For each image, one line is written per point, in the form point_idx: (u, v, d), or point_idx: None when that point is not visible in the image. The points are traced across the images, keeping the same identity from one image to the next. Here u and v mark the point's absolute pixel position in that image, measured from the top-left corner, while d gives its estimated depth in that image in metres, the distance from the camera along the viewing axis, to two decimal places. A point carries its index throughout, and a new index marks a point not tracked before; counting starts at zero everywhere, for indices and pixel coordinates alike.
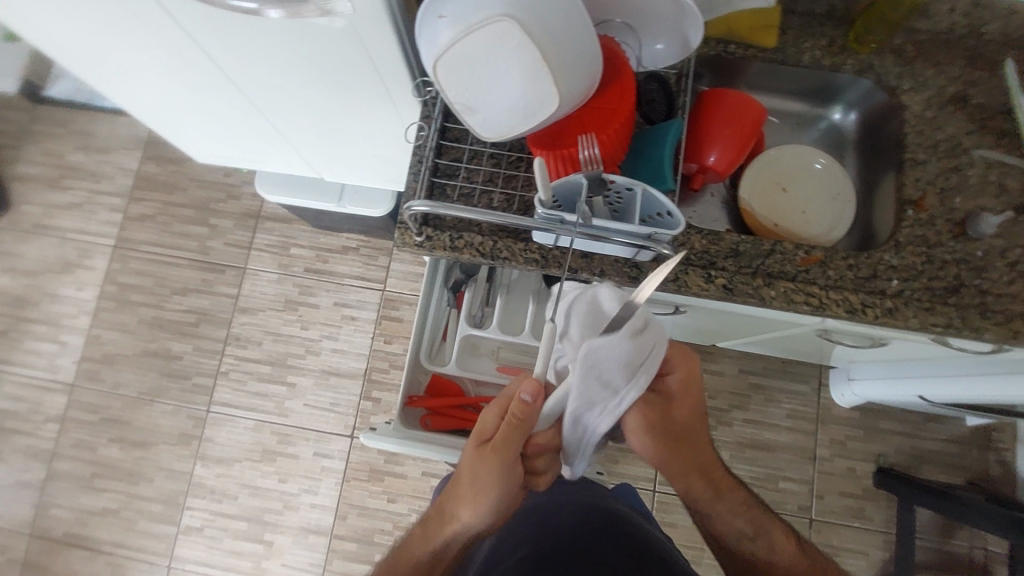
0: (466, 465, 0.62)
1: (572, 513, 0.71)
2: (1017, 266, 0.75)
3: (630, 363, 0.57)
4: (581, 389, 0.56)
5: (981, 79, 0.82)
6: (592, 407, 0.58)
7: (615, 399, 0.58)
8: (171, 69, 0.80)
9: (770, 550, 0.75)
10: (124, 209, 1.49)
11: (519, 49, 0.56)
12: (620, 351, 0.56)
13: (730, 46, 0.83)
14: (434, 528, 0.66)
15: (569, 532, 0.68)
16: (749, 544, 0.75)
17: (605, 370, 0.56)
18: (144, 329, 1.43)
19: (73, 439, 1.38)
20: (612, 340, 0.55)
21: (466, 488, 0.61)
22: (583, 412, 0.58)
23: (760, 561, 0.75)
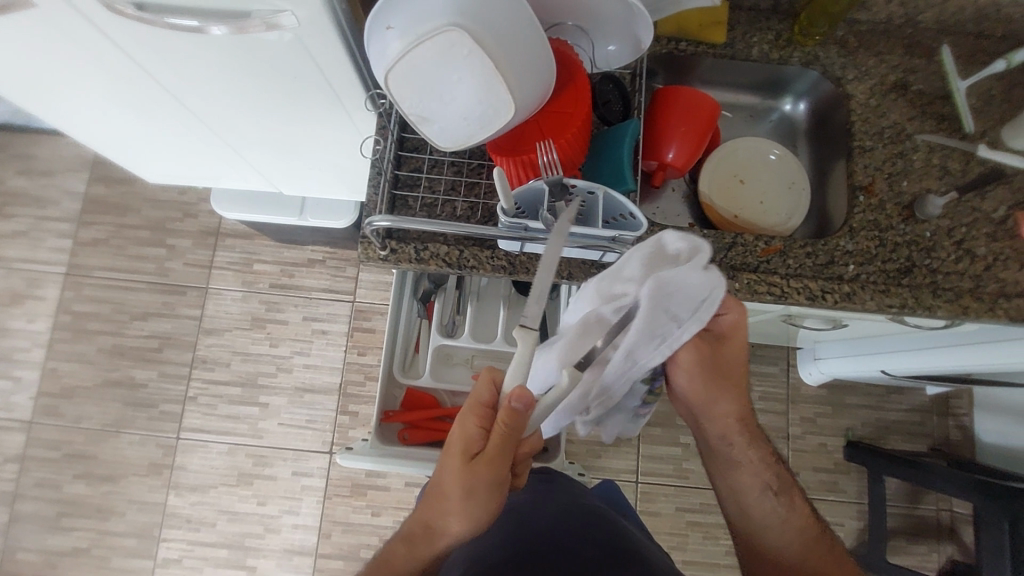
0: (455, 481, 0.58)
1: (552, 512, 0.72)
2: (962, 245, 0.78)
3: (697, 299, 0.56)
4: (646, 321, 0.55)
5: (920, 67, 0.86)
6: (652, 341, 0.57)
7: (674, 334, 0.57)
8: (112, 91, 0.77)
9: (788, 506, 0.74)
10: (73, 234, 1.43)
11: (471, 58, 0.56)
12: (691, 284, 0.55)
13: (682, 43, 0.84)
14: (422, 540, 0.63)
15: (548, 530, 0.68)
16: (771, 501, 0.73)
17: (672, 302, 0.55)
18: (104, 358, 1.37)
19: (35, 478, 1.32)
20: (686, 272, 0.54)
21: (460, 501, 0.58)
22: (641, 346, 0.56)
23: (777, 518, 0.74)
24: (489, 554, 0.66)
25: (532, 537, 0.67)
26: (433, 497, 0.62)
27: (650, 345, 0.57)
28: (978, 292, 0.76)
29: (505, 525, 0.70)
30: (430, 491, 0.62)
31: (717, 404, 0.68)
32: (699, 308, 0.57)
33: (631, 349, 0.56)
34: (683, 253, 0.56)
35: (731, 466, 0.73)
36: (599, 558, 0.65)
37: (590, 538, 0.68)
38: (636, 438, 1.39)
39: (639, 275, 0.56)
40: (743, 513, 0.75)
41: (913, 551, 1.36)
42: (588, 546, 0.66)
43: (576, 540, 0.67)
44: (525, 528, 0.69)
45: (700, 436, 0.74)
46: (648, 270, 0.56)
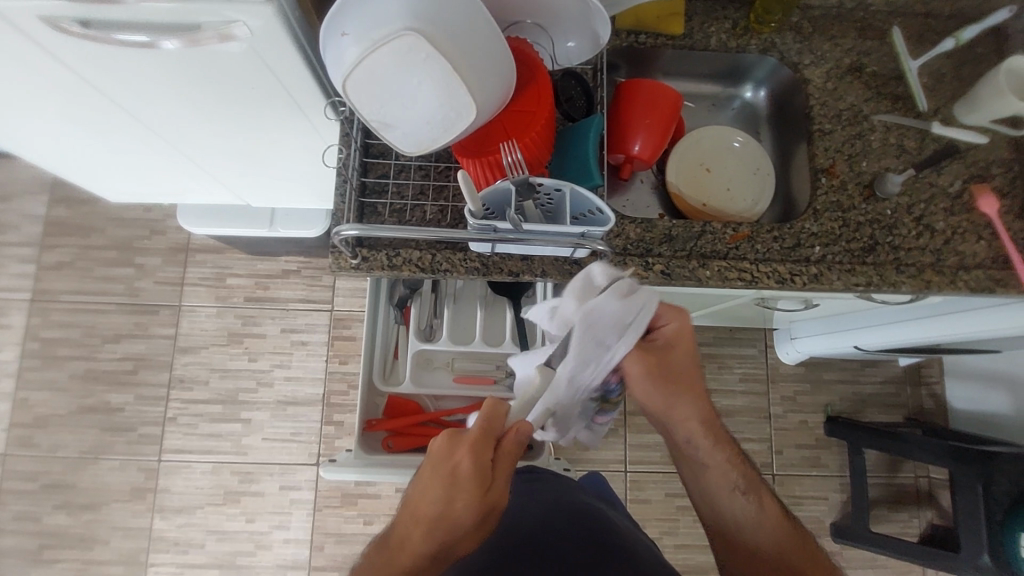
0: (469, 520, 0.56)
1: (537, 511, 0.71)
2: (922, 221, 0.81)
3: (618, 324, 0.60)
4: (577, 349, 0.60)
5: (873, 48, 0.88)
6: (586, 361, 0.61)
7: (607, 355, 0.62)
8: (66, 111, 0.75)
9: (758, 509, 0.73)
10: (36, 259, 1.38)
11: (429, 62, 0.55)
12: (604, 313, 0.59)
13: (641, 36, 0.84)
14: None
15: (531, 530, 0.68)
16: (742, 500, 0.73)
17: (596, 329, 0.60)
18: (77, 384, 1.33)
19: (13, 512, 1.28)
20: (600, 304, 0.58)
21: (472, 537, 0.57)
22: (575, 369, 0.62)
23: (748, 520, 0.73)
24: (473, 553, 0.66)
25: (517, 537, 0.67)
26: (430, 544, 0.57)
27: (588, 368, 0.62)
28: (939, 266, 0.79)
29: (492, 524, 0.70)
30: (423, 539, 0.56)
31: (678, 410, 0.68)
32: (623, 331, 0.61)
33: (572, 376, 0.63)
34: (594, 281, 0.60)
35: (700, 467, 0.73)
36: (580, 560, 0.65)
37: (576, 539, 0.67)
38: (622, 427, 1.41)
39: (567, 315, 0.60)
40: (717, 514, 0.75)
41: (896, 518, 1.40)
42: (573, 548, 0.66)
43: (561, 542, 0.67)
44: (511, 528, 0.69)
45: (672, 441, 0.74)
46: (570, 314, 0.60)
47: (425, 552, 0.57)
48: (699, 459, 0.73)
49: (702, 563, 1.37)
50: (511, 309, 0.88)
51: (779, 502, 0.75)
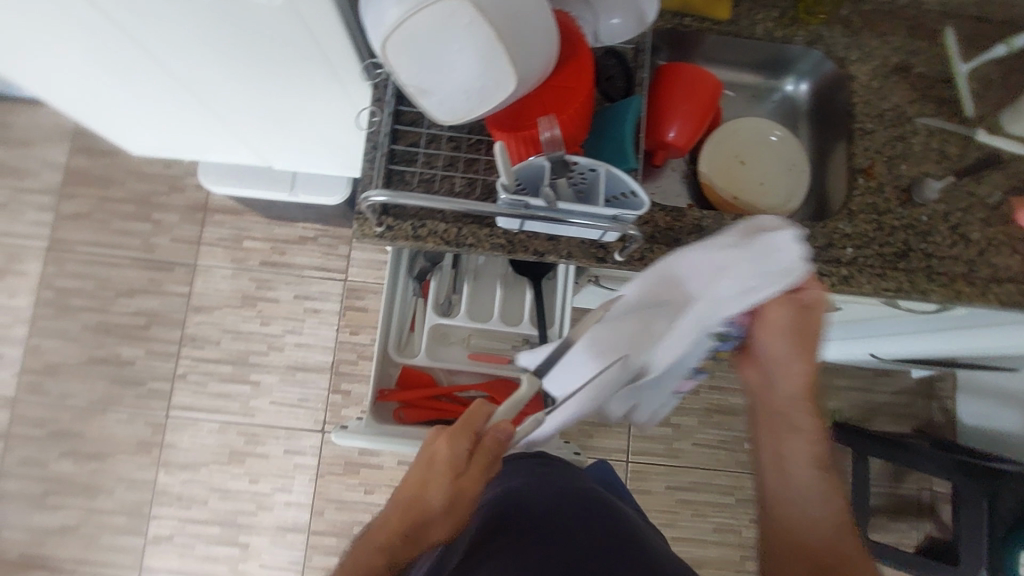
0: (437, 502, 0.57)
1: (548, 496, 0.70)
2: (958, 229, 0.79)
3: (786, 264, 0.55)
4: (732, 266, 0.56)
5: (922, 49, 0.85)
6: (734, 285, 0.57)
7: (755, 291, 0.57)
8: (96, 57, 0.74)
9: (829, 492, 0.70)
10: (54, 207, 1.38)
11: (472, 28, 0.53)
12: (779, 244, 0.55)
13: (686, 19, 0.82)
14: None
15: (545, 516, 0.68)
16: (816, 475, 0.69)
17: (762, 257, 0.55)
18: (89, 335, 1.34)
19: (21, 455, 1.30)
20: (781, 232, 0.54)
21: (443, 525, 0.58)
22: (718, 291, 0.57)
23: (814, 500, 0.69)
24: (482, 534, 0.66)
25: (527, 521, 0.67)
26: (402, 527, 0.58)
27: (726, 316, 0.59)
28: (971, 277, 0.77)
29: (500, 503, 0.70)
30: (398, 523, 0.58)
31: (796, 368, 0.65)
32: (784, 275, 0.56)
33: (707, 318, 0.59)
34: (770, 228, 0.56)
35: (789, 428, 0.70)
36: (593, 544, 0.65)
37: (586, 524, 0.68)
38: None
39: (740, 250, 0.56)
40: (779, 478, 0.71)
41: (895, 528, 1.40)
42: (585, 534, 0.66)
43: (571, 525, 0.67)
44: (522, 514, 0.68)
45: (768, 401, 0.70)
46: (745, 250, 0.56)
47: (397, 537, 0.58)
48: (790, 420, 0.69)
49: (696, 557, 1.38)
50: (531, 290, 0.86)
51: (845, 494, 0.71)
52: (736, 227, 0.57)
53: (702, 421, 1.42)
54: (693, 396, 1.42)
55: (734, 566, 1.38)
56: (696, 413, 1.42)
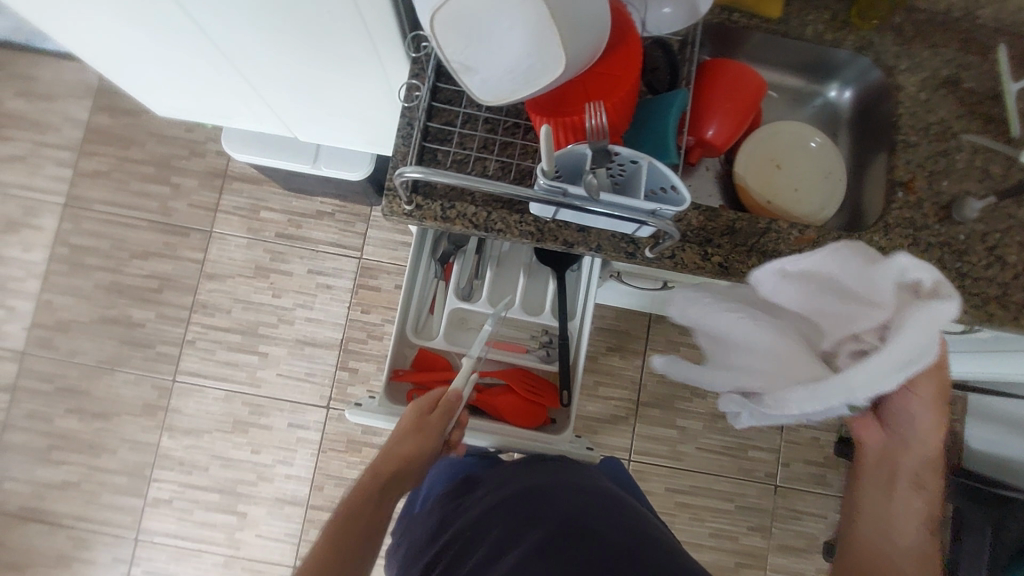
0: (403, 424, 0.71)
1: (567, 495, 0.67)
2: (995, 251, 0.77)
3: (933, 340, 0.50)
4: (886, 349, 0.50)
5: (973, 63, 0.83)
6: (882, 367, 0.51)
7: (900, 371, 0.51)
8: (134, 14, 0.72)
9: None
10: (74, 164, 1.37)
11: (523, 7, 0.52)
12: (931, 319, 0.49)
13: (735, 14, 0.80)
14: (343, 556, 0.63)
15: (566, 513, 0.64)
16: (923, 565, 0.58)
17: (915, 334, 0.49)
18: (101, 295, 1.34)
19: (27, 409, 1.30)
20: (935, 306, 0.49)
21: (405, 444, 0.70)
22: (867, 375, 0.51)
23: None
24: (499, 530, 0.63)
25: (546, 517, 0.63)
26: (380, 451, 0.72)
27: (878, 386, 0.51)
28: (1004, 301, 0.75)
29: (518, 498, 0.67)
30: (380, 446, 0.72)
31: (932, 423, 0.60)
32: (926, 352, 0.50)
33: (853, 385, 0.51)
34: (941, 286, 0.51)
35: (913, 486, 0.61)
36: (623, 544, 0.60)
37: (610, 521, 0.64)
38: (633, 416, 1.40)
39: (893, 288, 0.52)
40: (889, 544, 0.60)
41: None
42: (612, 533, 0.61)
43: (593, 521, 0.63)
44: (540, 510, 0.64)
45: (885, 465, 0.62)
46: (900, 293, 0.52)
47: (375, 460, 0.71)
48: (920, 478, 0.61)
49: None
50: (554, 281, 0.85)
51: None
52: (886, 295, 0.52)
53: (708, 426, 1.41)
54: (701, 400, 1.42)
55: (728, 572, 1.38)
56: (702, 417, 1.41)
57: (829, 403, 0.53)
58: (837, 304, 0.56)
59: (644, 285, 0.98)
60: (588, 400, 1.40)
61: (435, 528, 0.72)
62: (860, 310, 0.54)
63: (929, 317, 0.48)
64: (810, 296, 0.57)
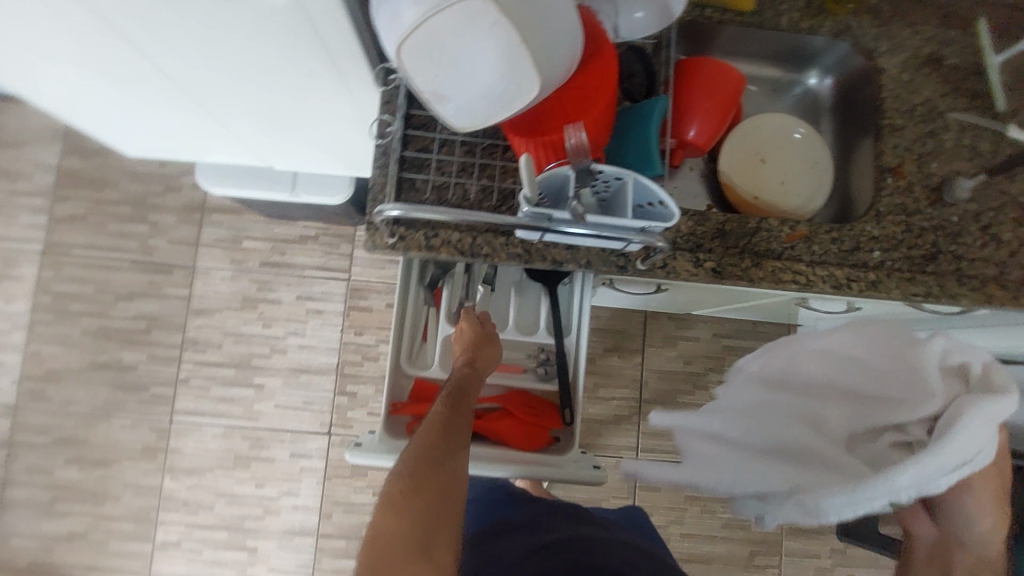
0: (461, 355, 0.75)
1: (615, 548, 0.68)
2: (989, 230, 0.76)
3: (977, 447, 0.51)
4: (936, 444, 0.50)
5: (954, 39, 0.81)
6: (929, 470, 0.50)
7: (944, 474, 0.51)
8: (87, 58, 0.69)
9: None
10: (49, 209, 1.34)
11: (494, 30, 0.48)
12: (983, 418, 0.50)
13: (707, 10, 0.78)
14: (456, 425, 0.65)
15: (618, 562, 0.65)
16: None
17: (965, 435, 0.50)
18: (89, 341, 1.31)
19: (25, 463, 1.28)
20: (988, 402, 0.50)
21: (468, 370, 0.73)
22: (916, 473, 0.50)
23: None
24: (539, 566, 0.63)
25: (600, 564, 0.64)
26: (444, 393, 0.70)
27: (923, 484, 0.50)
28: (1001, 280, 0.74)
29: (562, 542, 0.67)
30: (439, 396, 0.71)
31: (992, 525, 0.57)
32: (973, 457, 0.51)
33: (896, 482, 0.50)
34: (993, 377, 0.53)
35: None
36: None
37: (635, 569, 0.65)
38: (637, 415, 1.40)
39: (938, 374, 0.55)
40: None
41: None
42: None
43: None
44: (592, 556, 0.65)
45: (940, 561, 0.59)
46: (949, 384, 0.55)
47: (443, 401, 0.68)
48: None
49: (706, 553, 1.38)
50: (547, 298, 0.83)
51: None
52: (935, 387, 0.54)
53: None
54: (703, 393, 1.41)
55: (745, 562, 1.38)
56: None
57: (871, 502, 0.52)
58: (872, 390, 0.58)
59: (637, 290, 0.96)
60: (591, 403, 1.39)
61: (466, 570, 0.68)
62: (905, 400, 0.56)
63: (983, 411, 0.50)
64: (841, 376, 0.60)
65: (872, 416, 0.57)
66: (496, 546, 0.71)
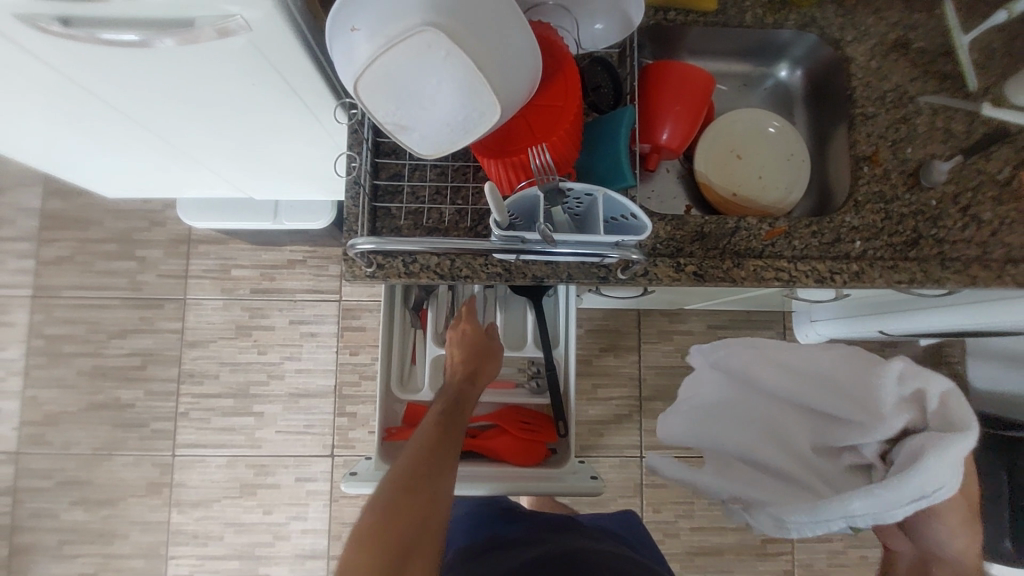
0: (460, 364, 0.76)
1: (603, 555, 0.68)
2: (968, 211, 0.76)
3: (938, 485, 0.47)
4: (893, 478, 0.48)
5: (920, 22, 0.81)
6: (882, 500, 0.48)
7: (899, 508, 0.48)
8: (54, 108, 0.69)
9: None
10: (34, 254, 1.34)
11: (448, 60, 0.49)
12: (945, 458, 0.47)
13: (670, 13, 0.78)
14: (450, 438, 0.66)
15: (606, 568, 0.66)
16: None
17: (925, 473, 0.47)
18: (86, 381, 1.31)
19: (30, 508, 1.28)
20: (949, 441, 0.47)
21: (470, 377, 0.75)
22: (869, 501, 0.48)
23: None
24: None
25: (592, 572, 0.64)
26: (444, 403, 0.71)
27: (879, 513, 0.48)
28: (985, 260, 0.74)
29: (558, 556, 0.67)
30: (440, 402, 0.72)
31: (962, 541, 0.57)
32: (932, 493, 0.48)
33: (848, 507, 0.49)
34: (953, 407, 0.50)
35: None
36: None
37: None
38: (638, 413, 1.40)
39: (893, 403, 0.53)
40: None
41: None
42: None
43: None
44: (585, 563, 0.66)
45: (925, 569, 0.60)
46: (909, 412, 0.52)
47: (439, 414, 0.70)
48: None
49: (717, 545, 1.38)
50: (532, 310, 0.84)
51: None
52: (896, 414, 0.52)
53: None
54: None
55: (757, 550, 1.39)
56: None
57: (827, 520, 0.51)
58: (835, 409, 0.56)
59: (624, 293, 0.97)
60: (591, 405, 1.39)
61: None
62: (863, 421, 0.54)
63: (943, 452, 0.47)
64: (809, 393, 0.58)
65: (836, 436, 0.56)
66: (485, 560, 0.70)
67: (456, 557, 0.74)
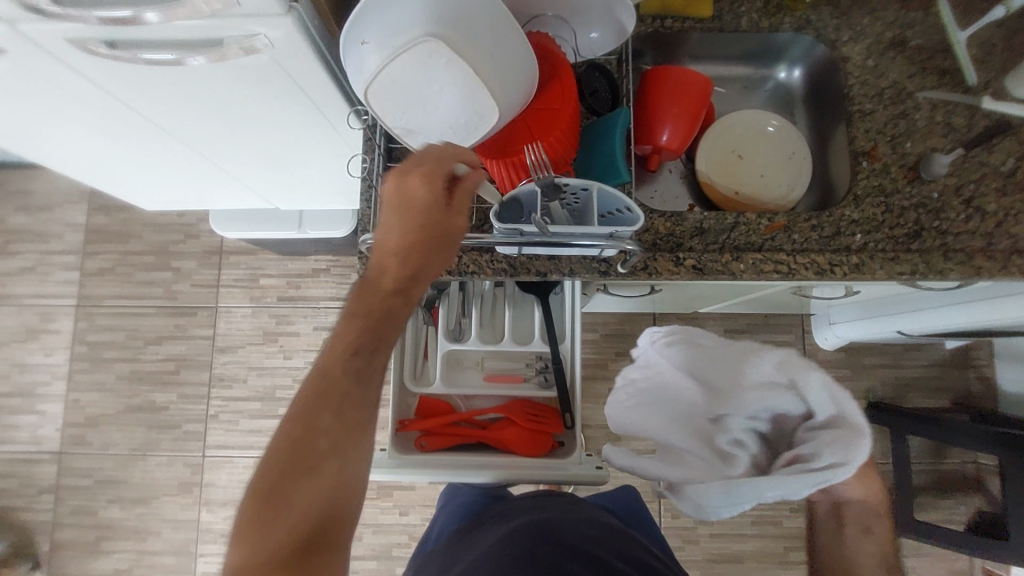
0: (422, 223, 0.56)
1: (574, 524, 0.62)
2: (972, 203, 0.76)
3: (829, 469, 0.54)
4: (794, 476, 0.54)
5: (916, 20, 0.83)
6: (784, 488, 0.55)
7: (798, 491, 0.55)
8: (99, 124, 0.76)
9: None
10: (79, 265, 1.43)
11: (449, 68, 0.54)
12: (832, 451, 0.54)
13: (667, 20, 0.81)
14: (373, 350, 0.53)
15: (574, 539, 0.59)
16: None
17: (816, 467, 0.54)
18: (124, 385, 1.39)
19: (71, 506, 1.35)
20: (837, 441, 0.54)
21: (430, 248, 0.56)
22: (774, 489, 0.55)
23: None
24: (507, 554, 0.56)
25: (555, 545, 0.57)
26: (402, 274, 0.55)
27: (783, 494, 0.56)
28: (991, 251, 0.74)
29: (523, 526, 0.61)
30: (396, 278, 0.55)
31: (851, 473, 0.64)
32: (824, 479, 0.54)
33: (760, 493, 0.56)
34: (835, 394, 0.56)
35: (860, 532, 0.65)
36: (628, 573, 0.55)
37: (614, 550, 0.59)
38: None
39: (772, 386, 0.58)
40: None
41: (941, 505, 1.35)
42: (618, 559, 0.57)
43: (601, 552, 0.58)
44: (550, 534, 0.59)
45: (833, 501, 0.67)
46: (791, 395, 0.58)
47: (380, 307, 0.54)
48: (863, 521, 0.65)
49: (737, 552, 1.36)
50: (540, 307, 0.87)
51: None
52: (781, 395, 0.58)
53: None
54: None
55: (779, 558, 1.36)
56: None
57: (742, 502, 0.57)
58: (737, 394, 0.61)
59: (632, 293, 1.00)
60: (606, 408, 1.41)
61: (443, 560, 0.64)
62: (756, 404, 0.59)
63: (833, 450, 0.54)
64: (717, 379, 0.62)
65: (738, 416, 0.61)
66: (466, 540, 0.65)
67: (445, 539, 0.70)
